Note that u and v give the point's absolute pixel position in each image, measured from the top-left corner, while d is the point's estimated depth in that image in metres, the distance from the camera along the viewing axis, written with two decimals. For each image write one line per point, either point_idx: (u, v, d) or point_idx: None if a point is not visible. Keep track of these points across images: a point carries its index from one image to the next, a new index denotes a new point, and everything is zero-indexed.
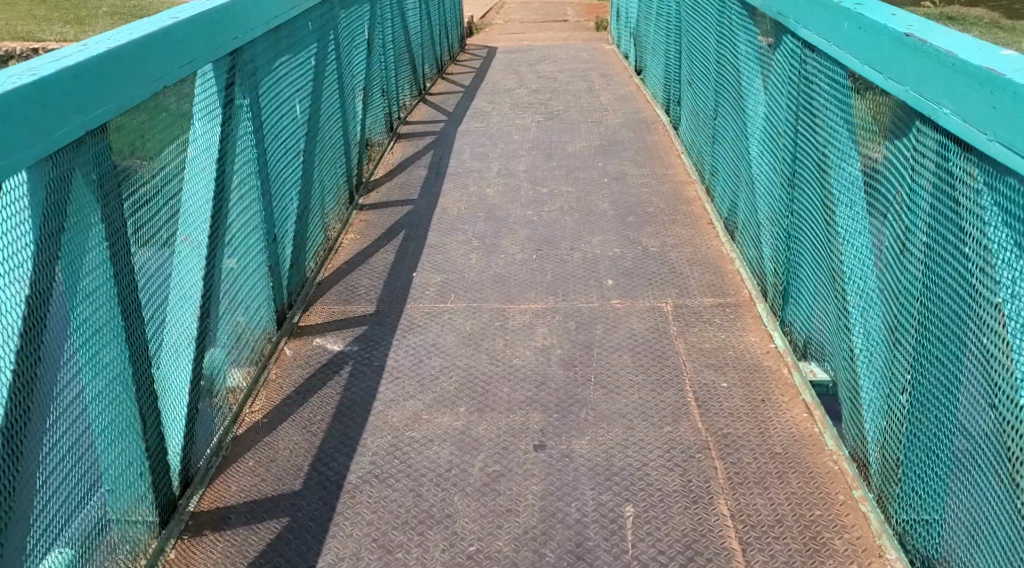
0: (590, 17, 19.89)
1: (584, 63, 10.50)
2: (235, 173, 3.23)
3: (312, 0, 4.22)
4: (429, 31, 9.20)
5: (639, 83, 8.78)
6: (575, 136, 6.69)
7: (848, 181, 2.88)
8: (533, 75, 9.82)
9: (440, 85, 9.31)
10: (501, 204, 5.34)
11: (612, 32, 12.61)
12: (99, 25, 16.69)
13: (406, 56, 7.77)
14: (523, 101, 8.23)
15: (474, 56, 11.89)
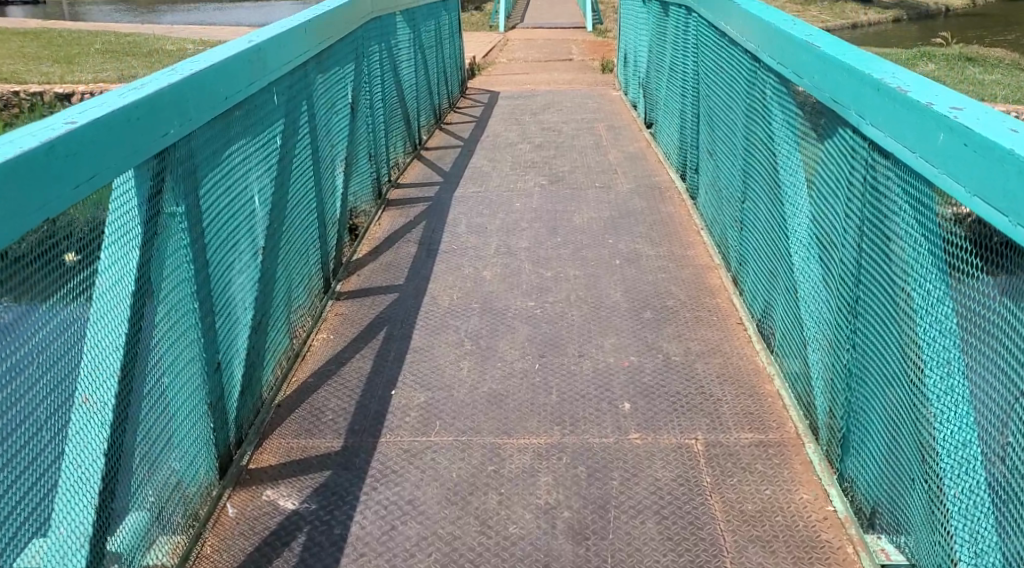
0: (596, 57, 19.40)
1: (591, 114, 9.89)
2: (162, 300, 2.68)
3: (270, 73, 3.69)
4: (425, 80, 8.62)
5: (649, 139, 8.15)
6: (583, 205, 6.03)
7: (951, 336, 2.25)
8: (536, 127, 9.22)
9: (436, 138, 8.71)
10: (499, 292, 4.67)
11: (620, 78, 12.03)
12: (89, 64, 16.22)
13: (399, 111, 7.17)
14: (525, 159, 7.60)
15: (475, 102, 11.30)
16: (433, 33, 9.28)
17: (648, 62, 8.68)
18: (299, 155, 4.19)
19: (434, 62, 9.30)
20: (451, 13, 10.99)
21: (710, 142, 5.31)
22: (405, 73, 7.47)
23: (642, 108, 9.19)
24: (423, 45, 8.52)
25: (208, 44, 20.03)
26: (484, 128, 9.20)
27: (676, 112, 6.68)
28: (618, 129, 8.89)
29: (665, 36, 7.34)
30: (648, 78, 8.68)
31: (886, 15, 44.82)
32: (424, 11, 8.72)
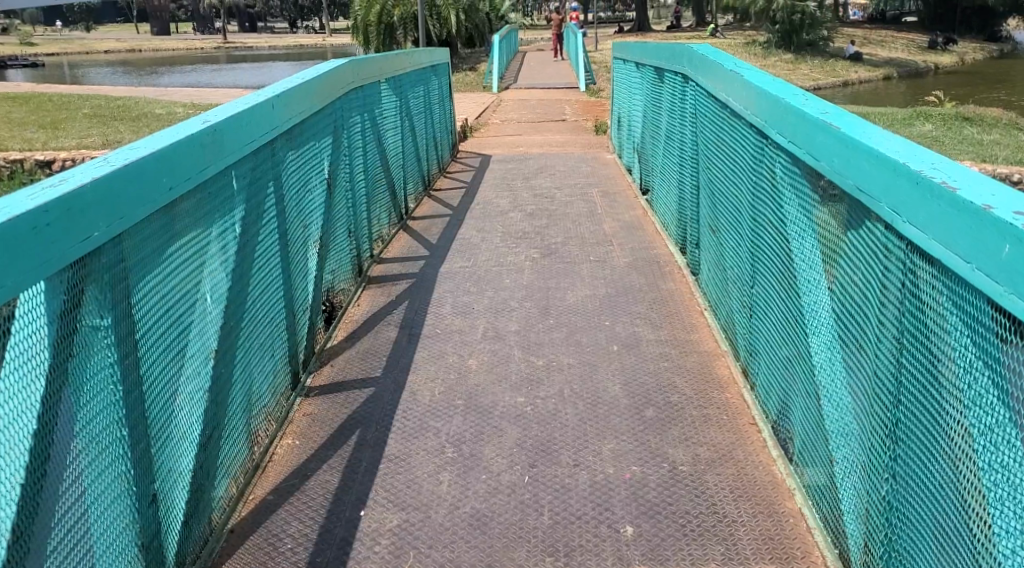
0: (590, 117, 19.23)
1: (584, 179, 9.55)
2: (79, 432, 2.27)
3: (224, 158, 3.34)
4: (412, 148, 8.30)
5: (644, 207, 7.80)
6: (577, 280, 5.63)
7: None
8: (528, 193, 8.88)
9: (425, 207, 8.35)
10: (486, 385, 4.24)
11: (613, 139, 11.75)
12: (74, 129, 15.98)
13: (383, 182, 6.83)
14: (515, 229, 7.23)
15: (466, 166, 10.98)
16: (421, 98, 8.99)
17: (642, 126, 8.39)
18: (263, 240, 3.83)
19: (422, 128, 8.99)
20: (441, 76, 10.73)
21: (712, 217, 4.96)
22: (390, 141, 7.14)
23: (637, 173, 8.87)
24: (410, 111, 8.22)
25: (198, 107, 19.84)
26: (474, 195, 8.86)
27: (673, 181, 6.35)
28: (613, 195, 8.55)
29: (660, 102, 7.04)
30: (643, 144, 8.37)
31: (877, 72, 45.11)
32: (411, 76, 8.44)
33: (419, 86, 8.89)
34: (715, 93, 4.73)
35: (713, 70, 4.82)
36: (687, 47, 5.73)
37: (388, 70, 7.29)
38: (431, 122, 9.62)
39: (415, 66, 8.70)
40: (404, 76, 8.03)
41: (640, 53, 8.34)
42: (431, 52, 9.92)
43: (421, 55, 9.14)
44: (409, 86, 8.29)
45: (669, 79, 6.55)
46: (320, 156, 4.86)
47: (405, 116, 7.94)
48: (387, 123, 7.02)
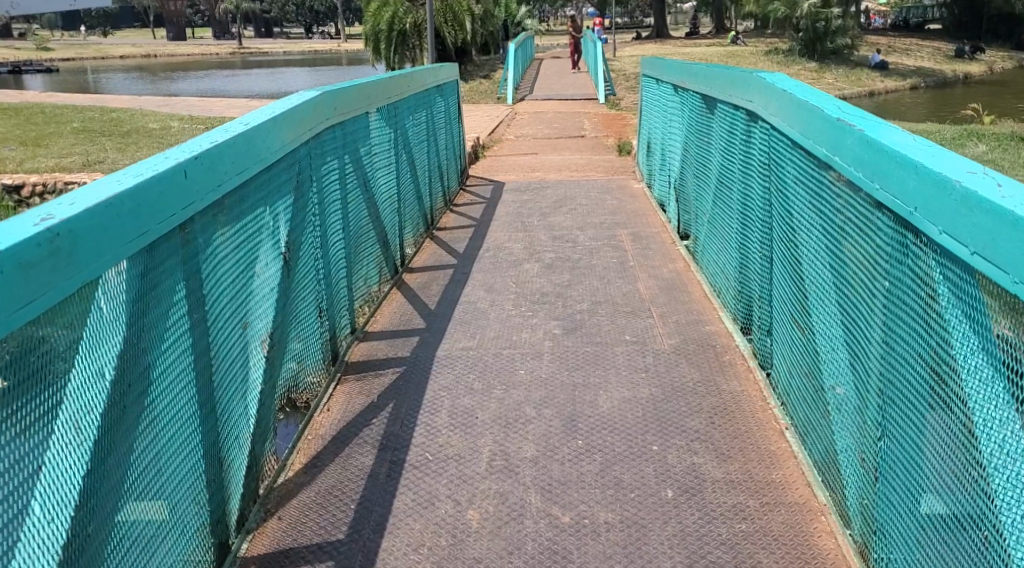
0: (611, 133, 18.01)
1: (611, 217, 8.31)
2: None
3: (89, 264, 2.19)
4: (411, 187, 7.10)
5: (686, 258, 6.59)
6: (612, 373, 4.39)
7: None
8: (546, 234, 7.67)
9: (425, 255, 7.14)
10: (490, 561, 3.03)
11: (640, 165, 10.53)
12: (56, 146, 14.89)
13: (371, 235, 5.63)
14: (531, 288, 5.99)
15: (476, 197, 9.78)
16: (423, 124, 7.79)
17: (681, 160, 7.19)
18: (165, 372, 2.63)
19: (424, 160, 7.77)
20: (447, 97, 9.52)
21: (797, 308, 3.77)
22: (381, 183, 5.93)
23: (672, 212, 7.67)
24: (410, 142, 7.04)
25: (194, 121, 18.73)
26: (482, 238, 7.65)
27: (728, 239, 5.15)
28: (645, 240, 7.31)
29: (709, 140, 5.83)
30: (682, 180, 7.17)
31: (904, 82, 43.69)
32: (411, 101, 7.25)
33: (420, 109, 7.67)
34: (811, 148, 3.53)
35: (805, 117, 3.62)
36: (751, 76, 4.53)
37: (381, 99, 6.10)
38: (435, 151, 8.43)
39: (417, 89, 7.50)
40: (402, 100, 6.81)
41: (679, 74, 7.14)
42: (436, 70, 8.73)
43: (424, 74, 7.95)
44: (409, 111, 7.08)
45: (725, 112, 5.35)
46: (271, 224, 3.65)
47: (401, 151, 6.74)
48: (375, 162, 5.80)
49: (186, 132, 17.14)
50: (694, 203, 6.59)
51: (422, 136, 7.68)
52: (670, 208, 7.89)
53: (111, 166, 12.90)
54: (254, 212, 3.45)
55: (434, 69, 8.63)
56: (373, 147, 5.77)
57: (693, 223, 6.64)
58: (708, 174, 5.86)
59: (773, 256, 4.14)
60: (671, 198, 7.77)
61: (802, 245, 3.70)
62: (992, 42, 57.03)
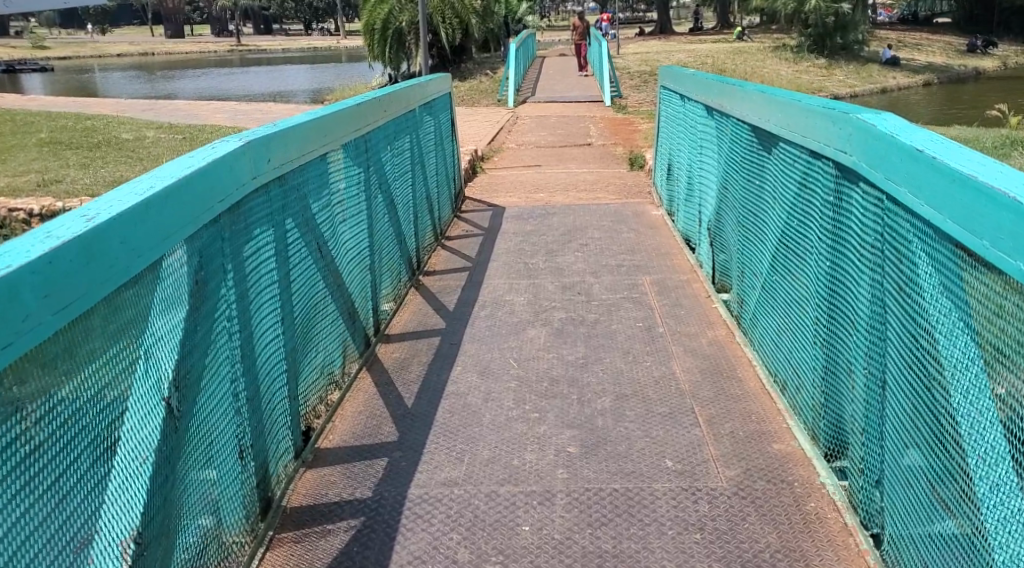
0: (618, 142, 16.81)
1: (629, 260, 7.06)
2: None
3: None
4: (388, 231, 5.87)
5: (727, 320, 5.36)
6: (654, 533, 3.16)
7: None
8: (554, 286, 6.45)
9: (407, 314, 5.91)
10: None
11: (658, 188, 9.30)
12: (15, 161, 13.62)
13: (331, 309, 4.41)
14: (537, 371, 4.73)
15: (472, 228, 8.55)
16: (406, 151, 6.55)
17: (717, 197, 5.98)
18: None
19: (407, 194, 6.55)
20: (438, 115, 8.27)
21: (959, 481, 2.59)
22: (342, 238, 4.70)
23: (704, 253, 6.46)
24: (387, 177, 5.81)
25: (173, 130, 17.47)
26: (477, 289, 6.40)
27: (799, 325, 3.96)
28: (673, 294, 6.06)
29: (763, 182, 4.61)
30: (718, 221, 5.96)
31: (916, 79, 42.32)
32: (390, 128, 6.01)
33: (402, 134, 6.43)
34: (991, 252, 2.30)
35: (970, 202, 2.38)
36: (843, 117, 3.31)
37: (345, 133, 4.86)
38: (421, 180, 7.19)
39: (398, 112, 6.26)
40: (377, 127, 5.57)
41: (716, 93, 5.91)
42: (423, 85, 7.48)
43: (406, 93, 6.70)
44: (386, 138, 5.83)
45: (791, 154, 4.12)
46: (132, 365, 2.41)
47: (375, 191, 5.50)
48: (332, 213, 4.56)
49: (162, 142, 15.87)
50: (737, 255, 5.36)
51: (404, 166, 6.44)
52: (700, 248, 6.65)
53: (71, 184, 11.65)
54: (80, 367, 2.21)
55: (420, 83, 7.39)
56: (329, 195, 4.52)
57: (736, 277, 5.42)
58: (761, 226, 4.64)
59: (891, 381, 2.96)
60: (702, 237, 6.56)
61: (971, 391, 2.52)
62: (1003, 37, 55.62)
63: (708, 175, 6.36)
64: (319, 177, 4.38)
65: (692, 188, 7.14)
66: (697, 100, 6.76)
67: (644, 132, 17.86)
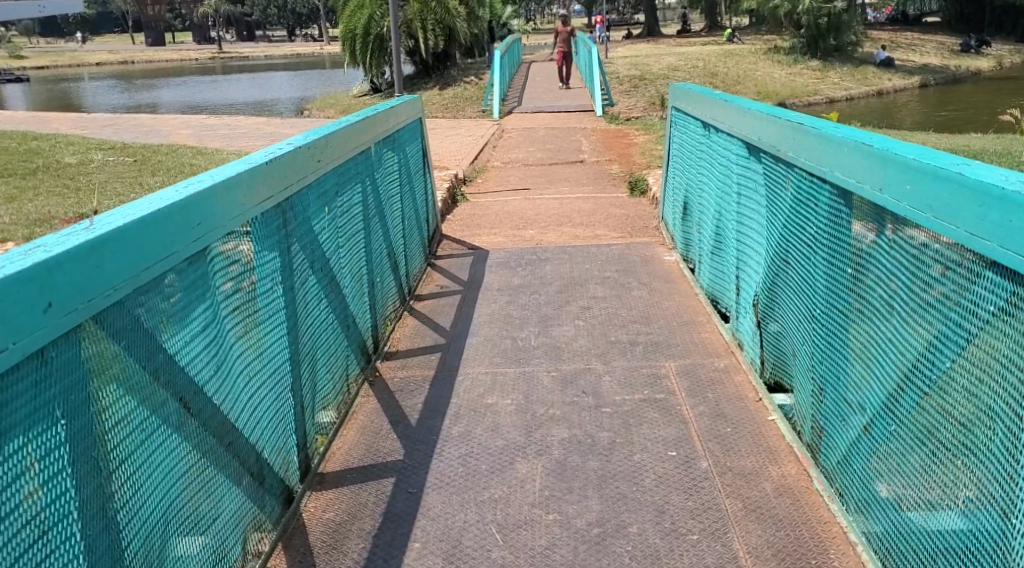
0: (612, 158, 15.42)
1: (644, 334, 5.57)
2: None
3: None
4: (329, 317, 4.38)
5: (787, 438, 4.00)
6: None
7: None
8: (550, 375, 4.98)
9: (356, 428, 4.41)
10: None
11: (670, 224, 7.85)
12: None
13: (214, 479, 2.93)
14: (532, 550, 3.30)
15: (448, 281, 7.09)
16: (357, 203, 5.08)
17: (765, 266, 4.58)
18: None
19: (360, 259, 5.07)
20: (405, 146, 6.79)
21: None
22: (235, 357, 3.20)
23: (742, 328, 5.05)
24: (326, 248, 4.31)
25: (122, 152, 15.86)
26: (451, 385, 4.90)
27: (962, 503, 2.66)
28: (708, 393, 4.59)
29: (866, 271, 3.27)
30: (764, 294, 4.59)
31: (913, 80, 41.04)
32: (330, 178, 4.53)
33: (350, 180, 4.95)
34: None
35: None
36: None
37: (256, 204, 3.38)
38: (381, 233, 5.71)
39: (344, 156, 4.80)
40: (311, 179, 4.08)
41: (761, 126, 4.49)
42: (384, 112, 6.00)
43: (358, 127, 5.21)
44: (323, 191, 4.35)
45: (941, 247, 2.77)
46: None
47: (307, 269, 4.03)
48: (216, 325, 3.08)
49: (108, 167, 14.27)
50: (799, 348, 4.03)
51: (353, 221, 4.95)
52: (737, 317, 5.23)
53: None
54: None
55: (379, 110, 5.92)
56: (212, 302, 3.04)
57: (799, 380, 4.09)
58: (856, 330, 3.32)
59: None
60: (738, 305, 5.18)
61: None
62: (996, 35, 54.62)
63: (746, 230, 4.97)
64: (194, 284, 2.94)
65: (721, 238, 5.74)
66: (725, 128, 5.36)
67: (641, 147, 16.36)
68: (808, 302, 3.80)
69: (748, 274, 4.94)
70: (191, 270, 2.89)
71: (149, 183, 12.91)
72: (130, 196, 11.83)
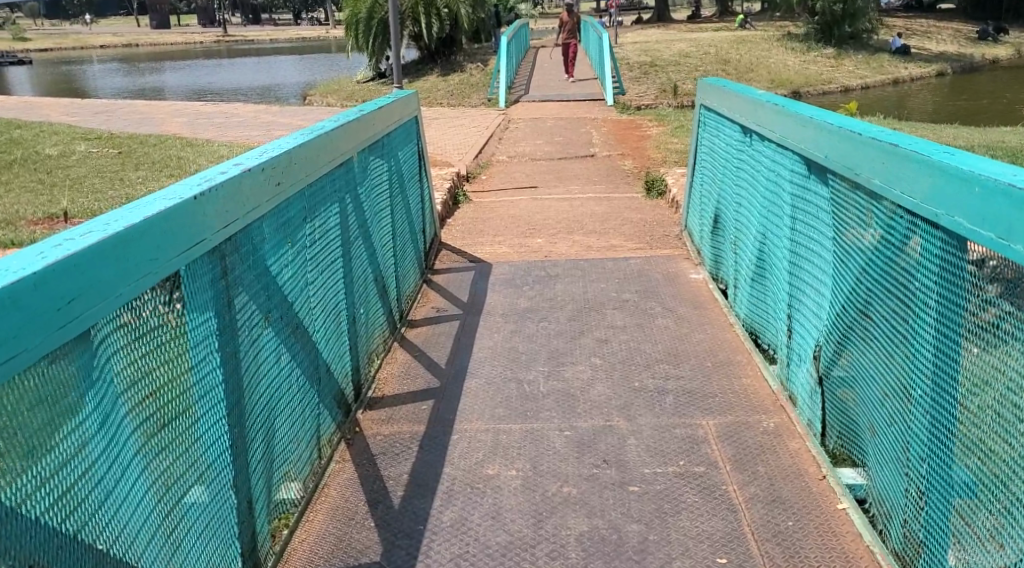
0: (625, 152, 14.56)
1: (674, 378, 4.74)
2: None
3: None
4: (296, 373, 3.57)
5: (866, 537, 3.22)
6: None
7: None
8: (562, 432, 4.16)
9: (327, 507, 3.61)
10: None
11: (696, 236, 7.01)
12: None
13: None
14: None
15: (447, 304, 6.27)
16: (332, 226, 4.25)
17: (826, 314, 3.78)
18: None
19: (337, 293, 4.25)
20: (396, 149, 5.95)
21: None
22: (139, 464, 2.39)
23: (795, 380, 4.25)
24: (290, 290, 3.49)
25: (107, 143, 15.03)
26: (445, 447, 4.09)
27: None
28: (757, 467, 3.77)
29: (1019, 356, 2.46)
30: (824, 342, 3.80)
31: (931, 68, 39.96)
32: (296, 203, 3.70)
33: (323, 200, 4.12)
34: None
35: None
36: None
37: (188, 250, 2.59)
38: (366, 258, 4.89)
39: (316, 174, 3.97)
40: (266, 209, 3.25)
41: (826, 141, 3.67)
42: (370, 114, 5.16)
43: (336, 134, 4.39)
44: (284, 220, 3.51)
45: None
46: None
47: (263, 323, 3.20)
48: (106, 429, 2.26)
49: (90, 160, 13.45)
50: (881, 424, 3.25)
51: (326, 249, 4.12)
52: (786, 365, 4.42)
53: None
54: None
55: (363, 112, 5.08)
56: (96, 401, 2.22)
57: (879, 460, 3.32)
58: (990, 428, 2.55)
59: None
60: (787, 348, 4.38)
61: None
62: (1014, 22, 53.40)
63: (798, 260, 4.16)
64: (86, 382, 2.17)
65: (763, 264, 4.93)
66: (771, 136, 4.53)
67: (655, 140, 15.46)
68: (901, 371, 3.02)
69: (802, 315, 4.14)
70: (59, 369, 2.07)
71: (131, 178, 12.09)
72: (108, 193, 11.01)
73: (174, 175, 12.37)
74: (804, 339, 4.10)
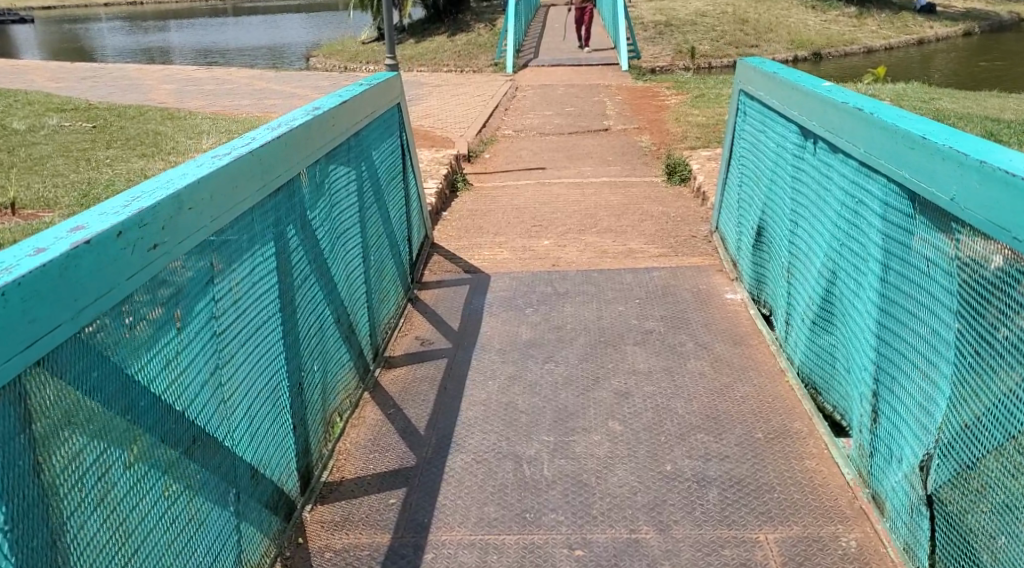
0: (642, 125, 13.41)
1: (716, 456, 3.70)
2: None
3: None
4: (204, 502, 2.55)
5: None
6: None
7: None
8: (571, 547, 3.16)
9: None
10: None
11: (733, 244, 5.93)
12: None
13: None
14: None
15: (436, 335, 5.27)
16: (267, 275, 3.19)
17: (941, 415, 2.73)
18: None
19: (272, 361, 3.20)
20: (369, 149, 4.88)
21: None
22: None
23: (881, 480, 3.20)
24: (182, 390, 2.45)
25: (81, 115, 13.91)
26: None
27: None
28: None
29: None
30: (933, 449, 2.76)
31: (958, 27, 38.31)
32: (197, 260, 2.65)
33: (250, 244, 3.06)
34: None
35: None
36: None
37: None
38: (321, 299, 3.84)
39: (235, 212, 2.91)
40: (131, 289, 2.19)
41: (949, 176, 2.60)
42: (331, 112, 4.09)
43: (275, 148, 3.32)
44: (172, 290, 2.46)
45: None
46: None
47: (129, 457, 2.19)
48: None
49: (59, 135, 12.37)
50: None
51: (251, 308, 3.07)
52: (865, 451, 3.38)
53: None
54: None
55: (320, 110, 4.00)
56: None
57: None
58: None
59: None
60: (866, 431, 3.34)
61: None
62: None
63: (890, 321, 3.10)
64: None
65: (829, 307, 3.87)
66: (849, 149, 3.43)
67: (674, 112, 14.26)
68: None
69: (893, 395, 3.09)
70: None
71: (99, 157, 11.00)
72: (68, 177, 9.94)
73: (146, 153, 11.27)
74: (896, 431, 3.06)
